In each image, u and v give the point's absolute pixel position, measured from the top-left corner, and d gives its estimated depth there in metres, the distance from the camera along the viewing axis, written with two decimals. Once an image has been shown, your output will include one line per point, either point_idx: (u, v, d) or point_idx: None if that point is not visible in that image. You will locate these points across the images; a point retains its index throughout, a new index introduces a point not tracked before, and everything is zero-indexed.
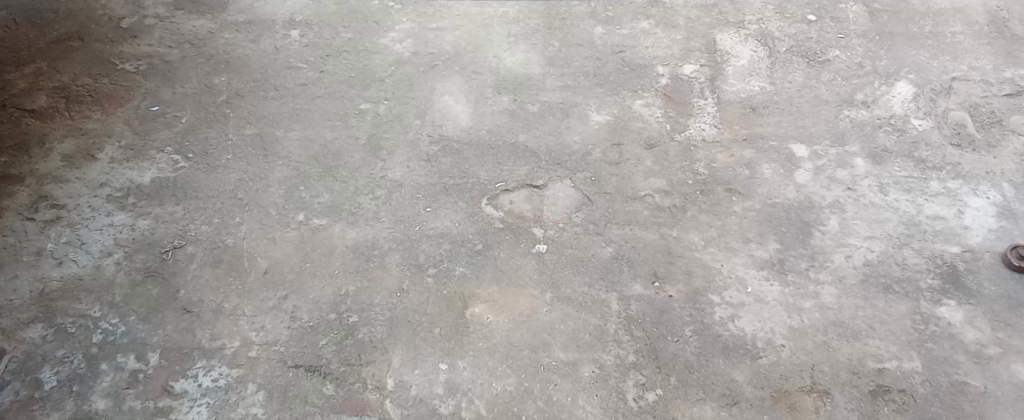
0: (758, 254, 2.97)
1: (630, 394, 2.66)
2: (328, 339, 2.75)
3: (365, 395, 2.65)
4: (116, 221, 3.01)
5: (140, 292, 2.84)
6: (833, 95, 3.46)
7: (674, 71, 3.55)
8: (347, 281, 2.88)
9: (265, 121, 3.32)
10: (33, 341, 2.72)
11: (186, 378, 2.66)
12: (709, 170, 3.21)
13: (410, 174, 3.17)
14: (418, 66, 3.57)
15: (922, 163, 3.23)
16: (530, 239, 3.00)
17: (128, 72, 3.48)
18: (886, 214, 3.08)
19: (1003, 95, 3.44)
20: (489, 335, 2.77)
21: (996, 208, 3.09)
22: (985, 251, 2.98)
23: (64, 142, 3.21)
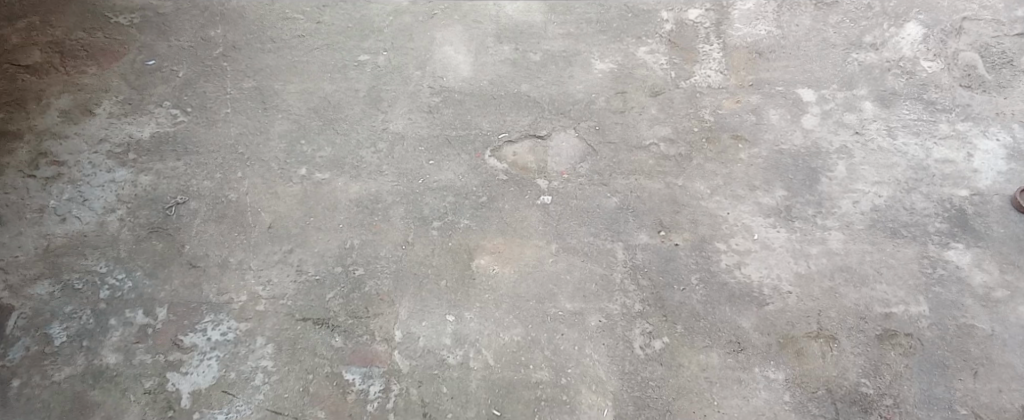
0: (764, 201, 2.95)
1: (637, 342, 2.66)
2: (335, 292, 2.75)
3: (373, 347, 2.65)
4: (118, 177, 2.99)
5: (145, 248, 2.83)
6: (840, 38, 3.40)
7: (679, 16, 3.49)
8: (352, 235, 2.87)
9: (264, 75, 3.28)
10: (41, 298, 2.73)
11: (195, 332, 2.67)
12: (714, 117, 3.17)
13: (412, 126, 3.14)
14: (417, 15, 3.50)
15: (931, 106, 3.18)
16: (534, 190, 2.98)
17: (122, 25, 3.43)
18: (894, 158, 3.05)
19: (1015, 35, 3.37)
20: (495, 286, 2.76)
21: (1005, 150, 3.06)
22: (995, 194, 2.95)
23: (62, 97, 3.18)
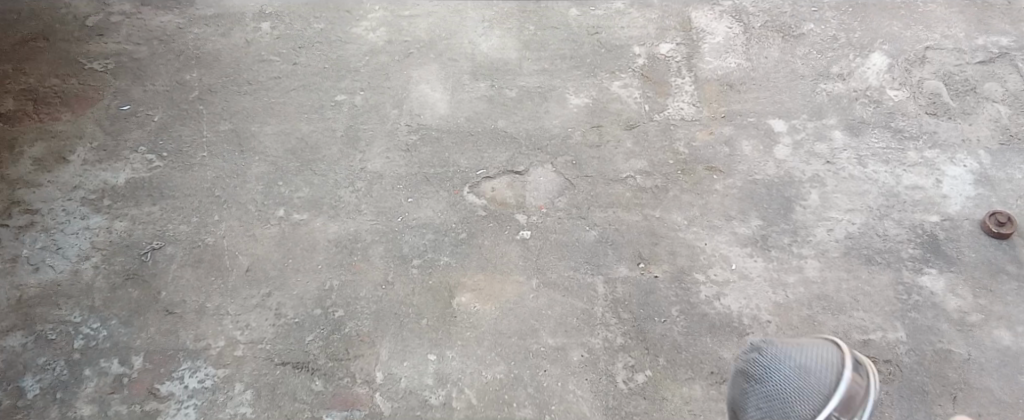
0: (740, 231, 2.98)
1: (620, 376, 2.66)
2: (315, 334, 2.73)
3: (354, 390, 2.63)
4: (93, 224, 2.96)
5: (121, 295, 2.80)
6: (808, 69, 3.45)
7: (651, 50, 3.52)
8: (331, 275, 2.85)
9: (240, 116, 3.27)
10: (13, 349, 2.69)
11: (173, 380, 2.64)
12: (689, 149, 3.21)
13: (390, 165, 3.14)
14: (393, 54, 3.51)
15: (899, 134, 3.24)
16: (514, 226, 2.98)
17: (96, 71, 3.41)
18: (866, 185, 3.10)
19: (976, 63, 3.46)
20: (476, 324, 2.76)
21: (973, 175, 3.12)
22: (964, 219, 3.01)
23: (35, 146, 3.16)
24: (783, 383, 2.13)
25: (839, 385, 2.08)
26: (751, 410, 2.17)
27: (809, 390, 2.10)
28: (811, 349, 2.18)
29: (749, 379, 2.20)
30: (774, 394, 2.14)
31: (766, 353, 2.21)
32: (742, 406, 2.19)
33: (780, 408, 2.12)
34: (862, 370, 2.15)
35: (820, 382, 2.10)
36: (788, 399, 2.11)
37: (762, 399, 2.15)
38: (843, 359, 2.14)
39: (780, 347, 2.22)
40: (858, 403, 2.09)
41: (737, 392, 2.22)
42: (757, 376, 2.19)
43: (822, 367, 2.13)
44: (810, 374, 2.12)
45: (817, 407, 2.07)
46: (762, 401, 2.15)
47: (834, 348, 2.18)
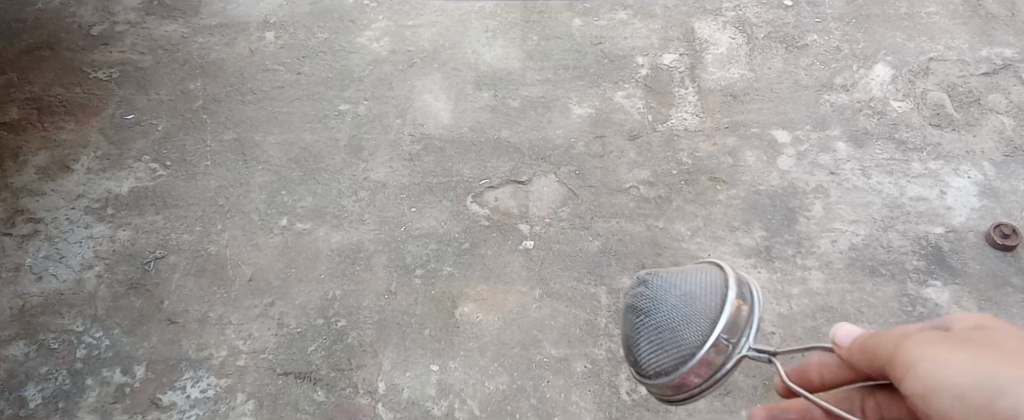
0: (744, 242, 2.97)
1: (623, 387, 2.65)
2: (317, 344, 2.73)
3: (356, 400, 2.63)
4: (96, 233, 2.96)
5: (124, 304, 2.80)
6: (812, 80, 3.45)
7: (654, 61, 3.52)
8: (334, 285, 2.85)
9: (243, 126, 3.27)
10: (16, 359, 2.69)
11: (174, 390, 2.64)
12: (692, 160, 3.20)
13: (393, 175, 3.14)
14: (396, 64, 3.51)
15: (903, 145, 3.24)
16: (517, 236, 2.98)
17: (101, 80, 3.41)
18: (870, 197, 3.09)
19: (980, 74, 3.46)
20: (479, 334, 2.75)
21: (977, 187, 3.12)
22: (969, 231, 3.01)
23: (39, 154, 3.16)
24: (670, 311, 2.03)
25: (723, 309, 1.97)
26: (644, 346, 2.05)
27: (694, 315, 2.00)
28: (694, 275, 2.10)
29: (636, 314, 2.10)
30: (663, 325, 2.03)
31: (653, 285, 2.11)
32: (634, 342, 2.08)
33: (669, 340, 2.01)
34: (746, 289, 2.05)
35: (706, 306, 1.99)
36: (677, 329, 2.00)
37: (651, 333, 2.04)
38: (727, 282, 2.04)
39: (665, 274, 2.12)
40: (745, 322, 1.98)
41: (626, 328, 2.12)
42: (645, 310, 2.08)
43: (706, 292, 2.03)
44: (696, 301, 2.02)
45: (704, 333, 1.97)
46: (651, 335, 2.04)
47: (717, 272, 2.08)
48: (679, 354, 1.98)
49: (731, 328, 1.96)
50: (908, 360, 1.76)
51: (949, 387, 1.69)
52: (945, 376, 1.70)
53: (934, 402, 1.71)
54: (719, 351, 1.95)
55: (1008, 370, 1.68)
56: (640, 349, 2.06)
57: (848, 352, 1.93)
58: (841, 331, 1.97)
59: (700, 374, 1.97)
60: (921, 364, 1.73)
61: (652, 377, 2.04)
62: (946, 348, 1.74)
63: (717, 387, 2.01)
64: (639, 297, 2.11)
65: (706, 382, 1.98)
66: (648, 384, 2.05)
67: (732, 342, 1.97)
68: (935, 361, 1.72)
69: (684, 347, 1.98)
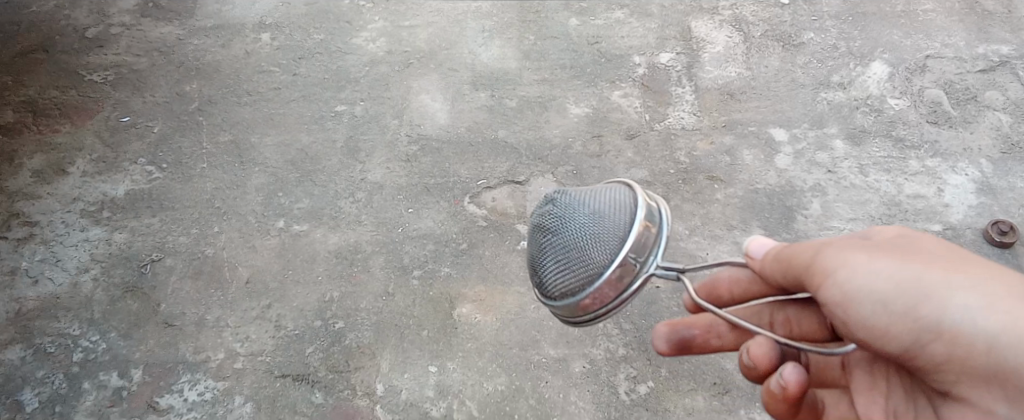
0: (742, 241, 2.97)
1: (622, 387, 2.64)
2: (315, 346, 2.72)
3: (355, 402, 2.62)
4: (92, 236, 2.95)
5: (120, 308, 2.79)
6: (809, 78, 3.45)
7: (651, 60, 3.51)
8: (331, 287, 2.84)
9: (240, 128, 3.26)
10: (12, 363, 2.69)
11: (171, 393, 2.63)
12: (690, 158, 3.20)
13: (390, 176, 3.13)
14: (393, 65, 3.50)
15: (900, 143, 3.24)
16: (515, 236, 2.97)
17: (96, 82, 3.40)
18: (867, 194, 3.09)
19: (977, 71, 3.45)
20: (477, 335, 2.74)
21: (974, 184, 3.12)
22: (967, 228, 3.01)
23: (35, 157, 3.15)
24: (577, 229, 1.98)
25: (632, 228, 1.94)
26: (551, 267, 2.00)
27: (602, 234, 1.96)
28: (600, 192, 2.06)
29: (541, 233, 2.04)
30: (570, 244, 1.99)
31: (560, 202, 2.04)
32: (540, 263, 2.02)
33: (577, 260, 1.97)
34: (654, 208, 2.02)
35: (615, 225, 1.96)
36: (584, 247, 1.96)
37: (558, 253, 1.99)
38: (636, 200, 2.00)
39: (570, 192, 2.07)
40: (653, 241, 1.96)
41: (532, 249, 2.06)
42: (551, 229, 2.02)
43: (614, 210, 1.99)
44: (605, 220, 1.98)
45: (613, 252, 1.93)
46: (558, 254, 2.00)
47: (626, 191, 2.04)
48: (588, 274, 1.95)
49: (640, 247, 1.94)
50: (827, 271, 1.81)
51: (869, 294, 1.78)
52: (865, 285, 1.78)
53: (855, 307, 1.80)
54: (627, 270, 1.93)
55: (923, 271, 1.76)
56: (546, 270, 2.01)
57: (760, 266, 1.96)
58: (752, 245, 2.00)
59: (609, 293, 1.95)
60: (842, 275, 1.79)
61: (560, 299, 2.00)
62: (862, 254, 1.80)
63: (623, 307, 1.99)
64: (544, 215, 2.05)
65: (613, 302, 1.96)
66: (553, 304, 2.01)
67: (641, 261, 1.95)
68: (853, 271, 1.79)
69: (592, 266, 1.95)
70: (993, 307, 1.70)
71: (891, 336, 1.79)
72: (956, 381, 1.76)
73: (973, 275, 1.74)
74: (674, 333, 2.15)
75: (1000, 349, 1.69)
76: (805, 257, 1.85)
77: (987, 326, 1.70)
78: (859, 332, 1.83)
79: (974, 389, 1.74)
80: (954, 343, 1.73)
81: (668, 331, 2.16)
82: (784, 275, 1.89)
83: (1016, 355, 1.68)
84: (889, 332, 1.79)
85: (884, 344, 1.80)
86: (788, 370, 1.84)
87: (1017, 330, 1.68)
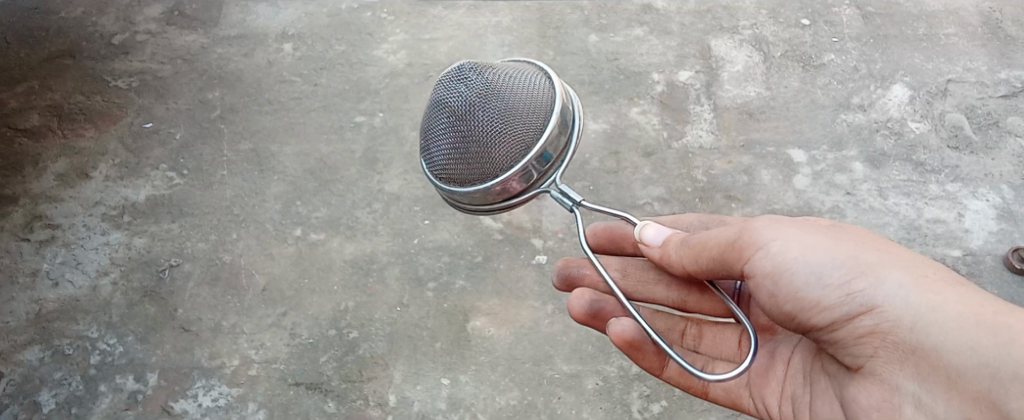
0: None
1: (634, 405, 2.64)
2: (329, 355, 2.73)
3: (367, 412, 2.64)
4: (113, 240, 2.99)
5: (138, 312, 2.82)
6: (829, 99, 3.44)
7: (670, 78, 3.51)
8: (346, 297, 2.85)
9: (260, 136, 3.29)
10: (30, 364, 2.72)
11: (186, 398, 2.66)
12: (707, 177, 3.19)
13: (408, 187, 3.13)
14: (413, 77, 3.52)
15: (921, 166, 3.22)
16: (530, 250, 2.95)
17: (120, 89, 3.45)
18: (886, 218, 3.08)
19: (999, 96, 3.44)
20: (491, 349, 2.74)
21: (995, 210, 3.10)
22: (987, 254, 3.00)
23: (58, 161, 3.19)
24: (485, 122, 1.94)
25: (543, 134, 1.92)
26: (451, 153, 1.97)
27: (511, 134, 1.93)
28: (518, 82, 1.99)
29: (446, 112, 1.98)
30: (474, 136, 1.95)
31: (472, 83, 1.97)
32: (442, 145, 1.99)
33: (476, 153, 1.95)
34: (568, 112, 1.99)
35: (526, 127, 1.93)
36: (488, 141, 1.93)
37: (459, 140, 1.96)
38: (553, 104, 1.96)
39: (489, 74, 1.98)
40: (559, 152, 1.96)
41: (434, 125, 2.01)
42: (458, 111, 1.96)
43: (529, 109, 1.95)
44: (516, 119, 1.93)
45: (518, 155, 1.92)
46: (459, 141, 1.96)
47: (543, 89, 1.99)
48: (490, 171, 1.93)
49: (543, 157, 1.93)
50: (759, 243, 1.88)
51: (801, 264, 1.83)
52: (798, 256, 1.84)
53: (784, 278, 1.85)
54: (524, 179, 1.93)
55: (856, 250, 1.83)
56: (443, 153, 1.98)
57: (660, 251, 2.02)
58: (647, 230, 2.04)
59: (505, 193, 1.95)
60: (774, 245, 1.86)
61: (455, 186, 1.99)
62: (797, 229, 1.88)
63: (510, 207, 2.01)
64: (455, 94, 1.97)
65: (502, 201, 1.98)
66: (444, 189, 2.01)
67: (542, 170, 1.95)
68: (786, 243, 1.86)
69: (495, 165, 1.93)
70: (919, 286, 1.76)
71: (819, 309, 1.84)
72: (873, 357, 1.81)
73: (904, 260, 1.81)
74: (565, 269, 2.35)
75: (922, 325, 1.74)
76: (732, 231, 1.91)
77: (912, 303, 1.75)
78: (787, 305, 1.88)
79: (891, 364, 1.78)
80: (880, 319, 1.78)
81: (567, 266, 2.34)
82: (697, 255, 1.94)
83: (937, 335, 1.72)
84: (818, 304, 1.83)
85: (810, 316, 1.86)
86: (617, 324, 2.06)
87: (939, 307, 1.74)
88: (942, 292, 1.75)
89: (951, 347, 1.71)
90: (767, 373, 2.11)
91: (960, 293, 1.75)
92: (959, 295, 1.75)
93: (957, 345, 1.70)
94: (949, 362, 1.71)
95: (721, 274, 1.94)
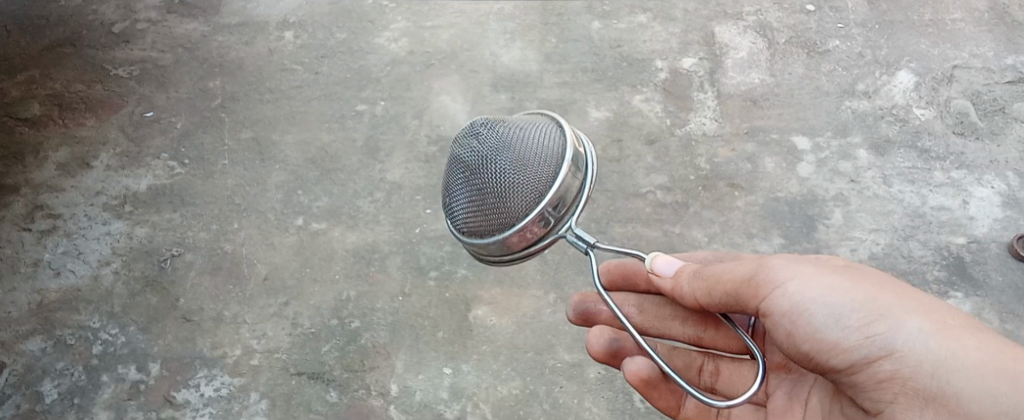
0: (761, 249, 2.95)
1: (636, 394, 2.63)
2: (331, 345, 2.73)
3: (369, 402, 2.64)
4: (114, 230, 2.99)
5: (140, 302, 2.82)
6: (833, 86, 3.41)
7: (673, 65, 3.49)
8: (348, 286, 2.84)
9: (261, 125, 3.28)
10: (33, 354, 2.72)
11: (188, 388, 2.66)
12: (710, 165, 3.17)
13: (409, 176, 3.12)
14: (414, 65, 3.50)
15: (926, 154, 3.20)
16: None
17: (121, 77, 3.44)
18: (890, 205, 3.06)
19: (1005, 82, 3.41)
20: (493, 338, 2.74)
21: (1000, 197, 3.08)
22: (992, 242, 2.97)
23: (59, 150, 3.19)
24: (498, 173, 1.93)
25: (554, 182, 1.90)
26: (466, 205, 1.97)
27: (524, 183, 1.91)
28: (530, 134, 1.98)
29: (462, 168, 1.98)
30: (489, 188, 1.94)
31: (484, 139, 1.97)
32: (457, 199, 1.99)
33: (493, 204, 1.93)
34: (580, 158, 1.97)
35: (538, 176, 1.91)
36: (503, 192, 1.92)
37: (475, 193, 1.95)
38: (565, 151, 1.94)
39: (501, 128, 1.98)
40: (573, 197, 1.94)
41: (451, 182, 2.01)
42: (472, 166, 1.96)
43: (540, 159, 1.93)
44: (528, 168, 1.92)
45: (532, 204, 1.90)
46: (475, 194, 1.95)
47: (555, 137, 1.98)
48: (505, 221, 1.92)
49: (558, 204, 1.91)
50: (776, 282, 1.87)
51: (820, 305, 1.83)
52: (815, 297, 1.84)
53: (803, 319, 1.85)
54: (541, 226, 1.91)
55: (873, 291, 1.83)
56: (461, 206, 1.98)
57: (672, 282, 2.00)
58: (657, 261, 2.03)
59: (522, 241, 1.93)
60: (792, 284, 1.86)
61: (474, 238, 1.98)
62: (813, 269, 1.88)
63: (533, 255, 1.99)
64: (469, 150, 1.98)
65: (520, 251, 1.96)
66: (463, 241, 2.00)
67: (558, 216, 1.93)
68: (804, 284, 1.85)
69: (510, 215, 1.92)
70: (940, 331, 1.77)
71: (837, 351, 1.82)
72: (893, 401, 1.79)
73: (922, 303, 1.81)
74: (582, 304, 2.32)
75: (942, 370, 1.74)
76: (749, 268, 1.91)
77: (931, 348, 1.75)
78: (805, 346, 1.86)
79: (911, 409, 1.77)
80: (899, 362, 1.77)
81: (582, 302, 2.32)
82: (711, 288, 1.93)
83: (957, 380, 1.73)
84: (837, 346, 1.82)
85: (828, 358, 1.84)
86: (633, 362, 2.09)
87: (959, 353, 1.74)
88: (962, 339, 1.76)
89: (972, 395, 1.71)
90: (787, 411, 2.08)
91: (978, 339, 1.76)
92: (978, 341, 1.75)
93: (977, 392, 1.71)
94: (968, 408, 1.71)
95: (735, 309, 1.94)
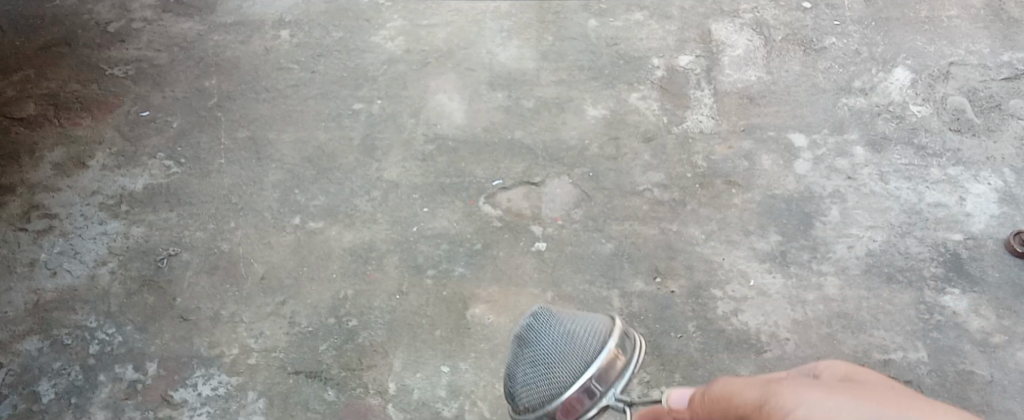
0: (759, 246, 2.94)
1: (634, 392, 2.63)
2: (328, 344, 2.73)
3: (367, 400, 2.63)
4: (110, 229, 2.98)
5: (137, 301, 2.82)
6: (830, 83, 3.41)
7: (670, 62, 3.49)
8: (345, 285, 2.84)
9: (258, 124, 3.27)
10: (29, 353, 2.71)
11: (186, 387, 2.65)
12: (707, 163, 3.17)
13: (406, 174, 3.12)
14: (410, 64, 3.50)
15: (922, 150, 3.20)
16: (530, 237, 2.96)
17: (117, 77, 3.43)
18: (887, 202, 3.06)
19: (1001, 79, 3.41)
20: (490, 336, 2.74)
21: (997, 194, 3.08)
22: (988, 238, 2.97)
23: (55, 150, 3.18)
24: (545, 346, 1.83)
25: (598, 354, 1.76)
26: (514, 377, 1.86)
27: (569, 352, 1.79)
28: (584, 315, 1.89)
29: (516, 344, 1.91)
30: (536, 360, 1.83)
31: (538, 315, 1.91)
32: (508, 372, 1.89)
33: (538, 376, 1.80)
34: (630, 341, 1.83)
35: (583, 347, 1.78)
36: (550, 366, 1.80)
37: (523, 367, 1.85)
38: (614, 329, 1.82)
39: (557, 309, 1.92)
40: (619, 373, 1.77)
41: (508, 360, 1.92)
42: (526, 340, 1.88)
43: (588, 334, 1.81)
44: (576, 339, 1.81)
45: (575, 374, 1.76)
46: (522, 367, 1.85)
47: (608, 319, 1.87)
48: (548, 392, 1.77)
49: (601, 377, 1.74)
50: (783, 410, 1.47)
51: None
52: None
53: None
54: (586, 397, 1.74)
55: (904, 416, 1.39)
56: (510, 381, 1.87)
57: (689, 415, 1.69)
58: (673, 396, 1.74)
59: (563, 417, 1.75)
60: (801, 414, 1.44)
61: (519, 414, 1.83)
62: (816, 390, 1.47)
63: None
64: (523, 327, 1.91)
65: None
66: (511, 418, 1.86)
67: (601, 391, 1.75)
68: (814, 410, 1.44)
69: (552, 386, 1.77)
70: None
71: None
72: None
73: None
74: None
75: None
76: (753, 398, 1.53)
77: None
78: None
79: None
80: None
81: None
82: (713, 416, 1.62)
83: None
84: None
85: None
86: None
87: None
88: None
89: None
90: None
91: None
92: None
93: None
94: None
95: None
